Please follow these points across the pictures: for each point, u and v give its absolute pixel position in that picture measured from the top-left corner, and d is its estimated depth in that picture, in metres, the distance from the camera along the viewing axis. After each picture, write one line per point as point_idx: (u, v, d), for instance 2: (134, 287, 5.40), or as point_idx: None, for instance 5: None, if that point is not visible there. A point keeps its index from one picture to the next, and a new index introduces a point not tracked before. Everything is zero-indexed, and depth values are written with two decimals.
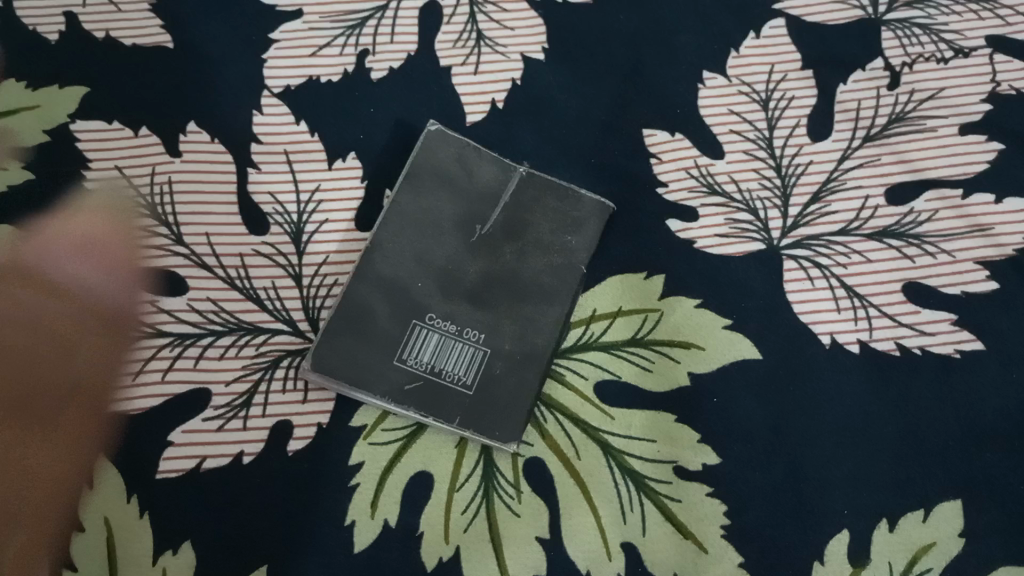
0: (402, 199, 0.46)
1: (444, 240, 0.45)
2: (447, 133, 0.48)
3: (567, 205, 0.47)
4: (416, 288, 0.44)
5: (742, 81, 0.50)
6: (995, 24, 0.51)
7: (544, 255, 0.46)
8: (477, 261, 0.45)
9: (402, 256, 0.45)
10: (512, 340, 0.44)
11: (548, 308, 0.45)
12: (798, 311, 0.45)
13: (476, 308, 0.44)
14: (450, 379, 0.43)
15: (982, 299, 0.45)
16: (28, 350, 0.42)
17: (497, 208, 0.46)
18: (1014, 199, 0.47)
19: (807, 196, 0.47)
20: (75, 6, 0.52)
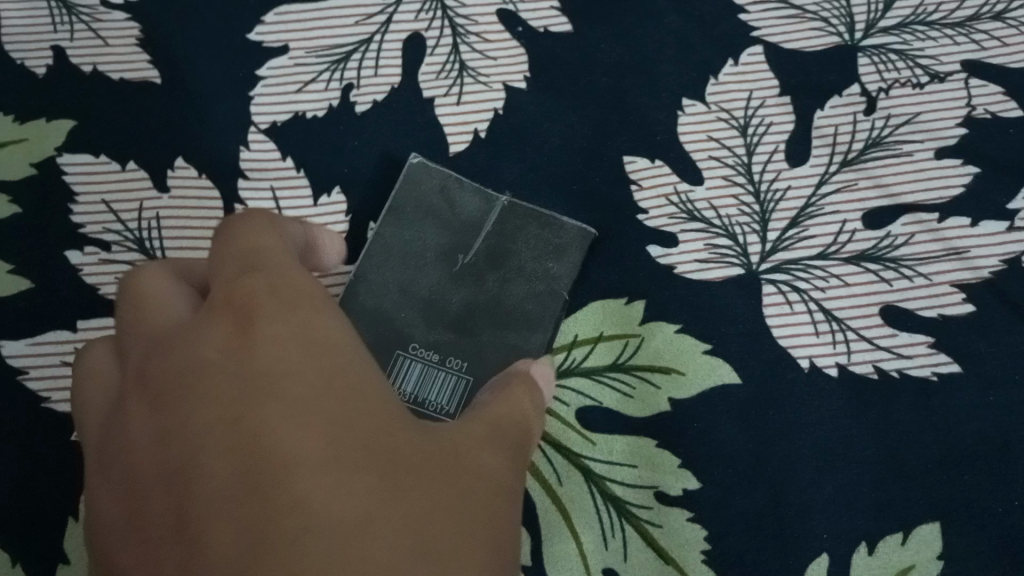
0: (386, 231, 0.47)
1: (427, 272, 0.46)
2: (429, 164, 0.48)
3: (549, 232, 0.47)
4: (399, 320, 0.46)
5: (721, 108, 0.51)
6: (970, 49, 0.51)
7: (527, 283, 0.46)
8: (460, 292, 0.46)
9: (386, 288, 0.46)
10: (496, 370, 0.45)
11: (530, 335, 0.45)
12: (777, 336, 0.45)
13: (458, 338, 0.45)
14: (433, 409, 0.44)
15: (959, 322, 0.45)
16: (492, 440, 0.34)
17: (479, 238, 0.47)
18: (989, 222, 0.47)
19: (786, 221, 0.48)
20: (63, 39, 0.51)
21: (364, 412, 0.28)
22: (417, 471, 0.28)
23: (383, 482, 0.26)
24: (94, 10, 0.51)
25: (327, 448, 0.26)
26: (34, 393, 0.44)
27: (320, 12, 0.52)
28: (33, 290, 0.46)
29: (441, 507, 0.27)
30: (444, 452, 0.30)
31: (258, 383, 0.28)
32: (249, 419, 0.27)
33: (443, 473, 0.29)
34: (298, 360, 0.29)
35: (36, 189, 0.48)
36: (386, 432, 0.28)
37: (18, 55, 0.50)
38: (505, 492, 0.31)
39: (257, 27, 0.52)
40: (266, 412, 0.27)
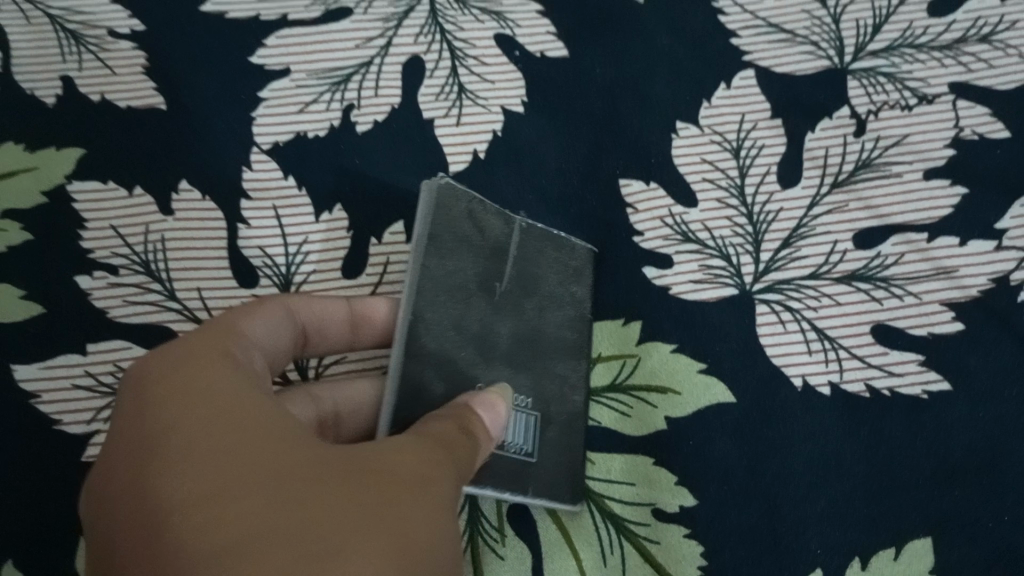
0: (430, 264, 0.41)
1: (474, 305, 0.43)
2: (454, 184, 0.43)
3: (566, 255, 0.47)
4: (461, 360, 0.41)
5: (714, 130, 0.52)
6: (957, 71, 0.52)
7: (563, 308, 0.46)
8: (505, 322, 0.44)
9: (441, 327, 0.41)
10: (556, 402, 0.44)
11: (574, 360, 0.45)
12: (771, 355, 0.47)
13: (515, 373, 0.43)
14: (514, 449, 0.42)
15: (947, 340, 0.46)
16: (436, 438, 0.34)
17: (508, 264, 0.44)
18: (977, 241, 0.48)
19: (778, 241, 0.49)
20: (71, 69, 0.52)
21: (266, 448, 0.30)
22: (316, 487, 0.29)
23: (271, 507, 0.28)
24: (102, 40, 0.53)
25: (216, 493, 0.28)
26: (43, 416, 0.45)
27: (322, 35, 0.54)
28: (44, 315, 0.47)
29: (362, 519, 0.28)
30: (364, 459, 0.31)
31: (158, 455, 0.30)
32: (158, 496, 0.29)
33: (360, 482, 0.30)
34: (207, 415, 0.31)
35: (45, 216, 0.49)
36: (283, 466, 0.30)
37: (27, 84, 0.52)
38: (435, 493, 0.31)
39: (260, 50, 0.53)
40: (168, 468, 0.29)
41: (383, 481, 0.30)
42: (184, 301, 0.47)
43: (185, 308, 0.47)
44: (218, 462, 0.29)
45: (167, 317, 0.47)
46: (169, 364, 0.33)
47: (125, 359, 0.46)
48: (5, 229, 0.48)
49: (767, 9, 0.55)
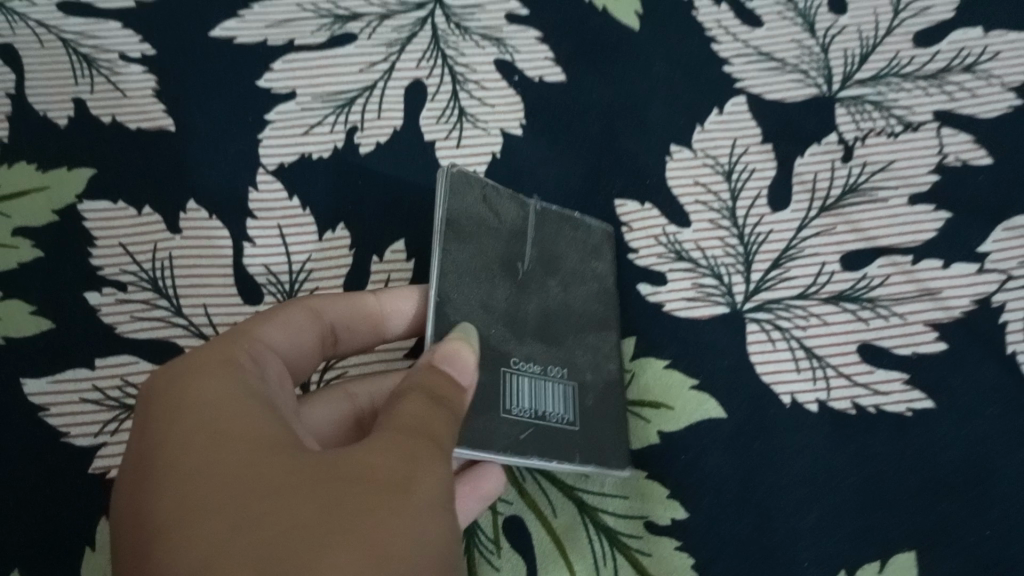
0: (450, 248, 0.44)
1: (498, 284, 0.45)
2: (466, 172, 0.46)
3: (584, 233, 0.50)
4: (490, 339, 0.43)
5: (707, 154, 0.54)
6: (941, 100, 0.54)
7: (586, 285, 0.48)
8: (532, 300, 0.46)
9: (469, 305, 0.43)
10: (591, 372, 0.46)
11: (603, 331, 0.47)
12: (761, 372, 0.48)
13: (548, 347, 0.45)
14: (556, 419, 0.43)
15: (931, 359, 0.48)
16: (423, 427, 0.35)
17: (528, 244, 0.47)
18: (961, 264, 0.50)
19: (768, 262, 0.51)
20: (84, 92, 0.54)
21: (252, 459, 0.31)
22: (290, 497, 0.29)
23: (249, 518, 0.29)
24: (114, 64, 0.54)
25: (201, 507, 0.30)
26: (51, 429, 0.46)
27: (326, 60, 0.55)
28: (53, 330, 0.48)
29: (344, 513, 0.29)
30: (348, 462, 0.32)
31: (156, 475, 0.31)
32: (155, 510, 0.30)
33: (345, 477, 0.31)
34: (201, 429, 0.33)
35: (56, 234, 0.50)
36: (271, 470, 0.31)
37: (40, 106, 0.53)
38: (420, 484, 0.32)
39: (266, 74, 0.55)
40: (161, 486, 0.31)
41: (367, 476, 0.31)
42: (190, 317, 0.49)
43: (191, 324, 0.49)
44: (209, 475, 0.31)
45: (173, 332, 0.48)
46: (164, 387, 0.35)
47: (131, 374, 0.48)
48: (17, 247, 0.50)
49: (759, 38, 0.57)
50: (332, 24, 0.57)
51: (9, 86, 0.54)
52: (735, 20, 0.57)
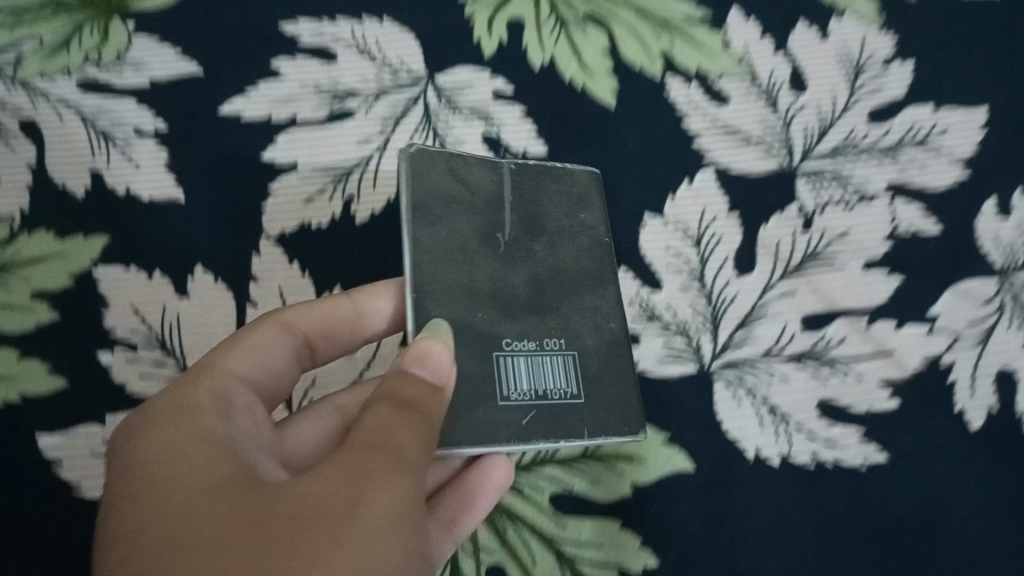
0: (421, 235, 0.45)
1: (481, 259, 0.46)
2: (427, 151, 0.48)
3: (565, 186, 0.50)
4: (478, 322, 0.44)
5: (678, 222, 0.58)
6: (894, 172, 0.59)
7: (575, 246, 0.49)
8: (520, 270, 0.46)
9: (452, 292, 0.44)
10: (591, 335, 0.46)
11: (596, 288, 0.48)
12: (727, 429, 0.51)
13: (545, 318, 0.46)
14: (557, 395, 0.44)
15: (886, 416, 0.52)
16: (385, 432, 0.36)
17: (507, 212, 0.48)
18: (913, 325, 0.54)
19: (735, 322, 0.54)
20: (100, 165, 0.58)
21: (213, 501, 0.34)
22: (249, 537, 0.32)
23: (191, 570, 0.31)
24: (129, 139, 0.59)
25: (159, 550, 0.33)
26: (63, 481, 0.50)
27: (326, 134, 0.60)
28: (68, 387, 0.52)
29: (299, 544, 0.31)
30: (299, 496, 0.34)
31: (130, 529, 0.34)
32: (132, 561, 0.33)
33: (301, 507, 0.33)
34: (171, 473, 0.36)
35: (71, 297, 0.54)
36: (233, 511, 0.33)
37: (59, 178, 0.57)
38: (378, 496, 0.34)
39: (269, 147, 0.59)
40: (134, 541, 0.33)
41: (325, 501, 0.33)
42: None
43: None
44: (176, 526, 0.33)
45: None
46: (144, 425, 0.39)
47: None
48: (34, 309, 0.54)
49: (725, 115, 0.61)
50: (332, 99, 0.61)
51: (31, 159, 0.58)
52: (704, 97, 0.62)
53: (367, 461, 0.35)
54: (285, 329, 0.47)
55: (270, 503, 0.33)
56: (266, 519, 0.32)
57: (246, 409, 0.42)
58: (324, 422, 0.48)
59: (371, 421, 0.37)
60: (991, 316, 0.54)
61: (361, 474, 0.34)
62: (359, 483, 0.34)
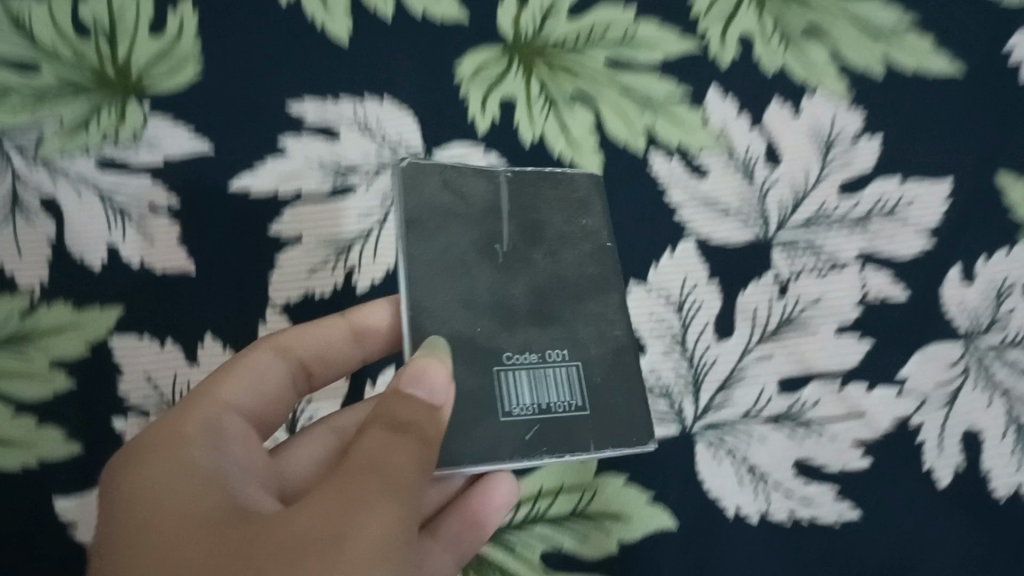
0: (416, 251, 0.48)
1: (478, 271, 0.49)
2: (420, 163, 0.50)
3: (565, 189, 0.52)
4: (478, 336, 0.47)
5: (661, 288, 0.61)
6: (864, 241, 0.63)
7: (578, 253, 0.51)
8: (520, 280, 0.49)
9: (452, 306, 0.48)
10: (594, 343, 0.49)
11: (597, 294, 0.50)
12: (708, 488, 0.55)
13: (546, 328, 0.48)
14: (560, 408, 0.47)
15: (857, 475, 0.56)
16: (377, 458, 0.40)
17: (505, 221, 0.50)
18: (883, 387, 0.58)
19: (716, 384, 0.58)
20: (116, 240, 0.62)
21: (214, 528, 0.39)
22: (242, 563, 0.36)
23: None
24: (144, 215, 0.63)
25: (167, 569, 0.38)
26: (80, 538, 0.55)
27: (329, 208, 0.64)
28: (83, 452, 0.56)
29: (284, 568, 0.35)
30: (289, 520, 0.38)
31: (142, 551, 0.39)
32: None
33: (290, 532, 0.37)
34: (178, 500, 0.41)
35: (87, 366, 0.58)
36: (230, 538, 0.38)
37: (77, 253, 0.61)
38: (365, 519, 0.37)
39: (275, 221, 0.63)
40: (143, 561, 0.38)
41: (314, 525, 0.37)
42: None
43: None
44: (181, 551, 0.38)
45: None
46: (155, 447, 0.44)
47: None
48: (51, 377, 0.58)
49: (705, 188, 0.65)
50: (334, 174, 0.65)
51: (51, 233, 0.62)
52: (685, 171, 0.66)
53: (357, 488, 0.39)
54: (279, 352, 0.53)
55: (266, 529, 0.38)
56: (260, 544, 0.37)
57: (235, 438, 0.48)
58: (319, 441, 0.54)
59: (365, 447, 0.41)
60: (955, 380, 0.58)
61: (350, 500, 0.38)
62: (347, 509, 0.38)
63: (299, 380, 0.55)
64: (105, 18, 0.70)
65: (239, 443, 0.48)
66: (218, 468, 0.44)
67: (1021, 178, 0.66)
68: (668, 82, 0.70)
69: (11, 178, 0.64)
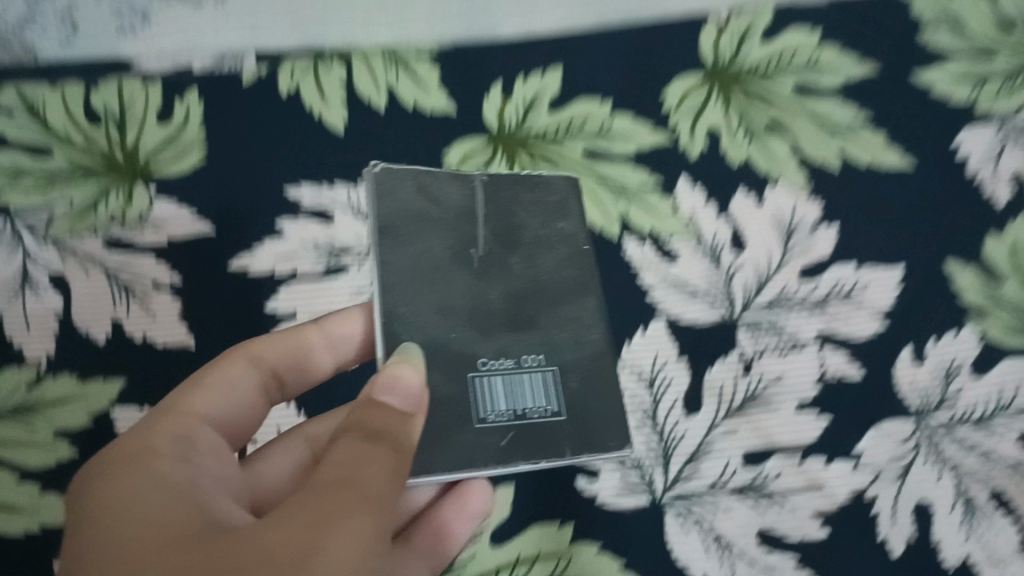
0: (391, 258, 0.54)
1: (453, 276, 0.54)
2: (396, 172, 0.57)
3: (539, 196, 0.58)
4: (452, 341, 0.53)
5: (633, 366, 0.65)
6: (822, 323, 0.67)
7: (552, 258, 0.57)
8: (494, 286, 0.55)
9: (427, 310, 0.53)
10: (570, 349, 0.54)
11: (571, 300, 0.56)
12: (676, 556, 0.60)
13: (520, 332, 0.53)
14: (534, 413, 0.51)
15: (815, 545, 0.60)
16: (351, 468, 0.43)
17: (479, 228, 0.56)
18: (840, 461, 0.62)
19: (684, 457, 0.62)
20: (121, 315, 0.66)
21: (189, 530, 0.41)
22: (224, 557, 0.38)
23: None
24: (147, 291, 0.67)
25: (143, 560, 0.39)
26: None
27: (325, 288, 0.68)
28: None
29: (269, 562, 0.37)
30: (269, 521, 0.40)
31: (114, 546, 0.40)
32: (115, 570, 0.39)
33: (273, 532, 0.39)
34: (151, 502, 0.43)
35: (89, 437, 0.61)
36: (207, 539, 0.40)
37: (84, 327, 0.65)
38: (343, 523, 0.40)
39: (272, 299, 0.67)
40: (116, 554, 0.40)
41: (298, 523, 0.40)
42: None
43: None
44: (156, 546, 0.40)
45: None
46: (129, 454, 0.46)
47: None
48: (54, 447, 0.61)
49: (675, 271, 0.70)
50: (328, 255, 0.69)
51: (58, 307, 0.66)
52: (656, 255, 0.71)
53: (336, 494, 0.42)
54: (252, 362, 0.57)
55: (247, 530, 0.40)
56: (242, 543, 0.39)
57: (212, 449, 0.51)
58: (293, 451, 0.59)
59: (339, 457, 0.44)
60: (907, 455, 0.62)
61: (331, 506, 0.41)
62: (326, 511, 0.40)
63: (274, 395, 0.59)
64: (116, 106, 0.76)
65: (213, 455, 0.51)
66: (190, 477, 0.46)
67: (968, 265, 0.71)
68: (641, 172, 0.76)
69: (23, 256, 0.68)
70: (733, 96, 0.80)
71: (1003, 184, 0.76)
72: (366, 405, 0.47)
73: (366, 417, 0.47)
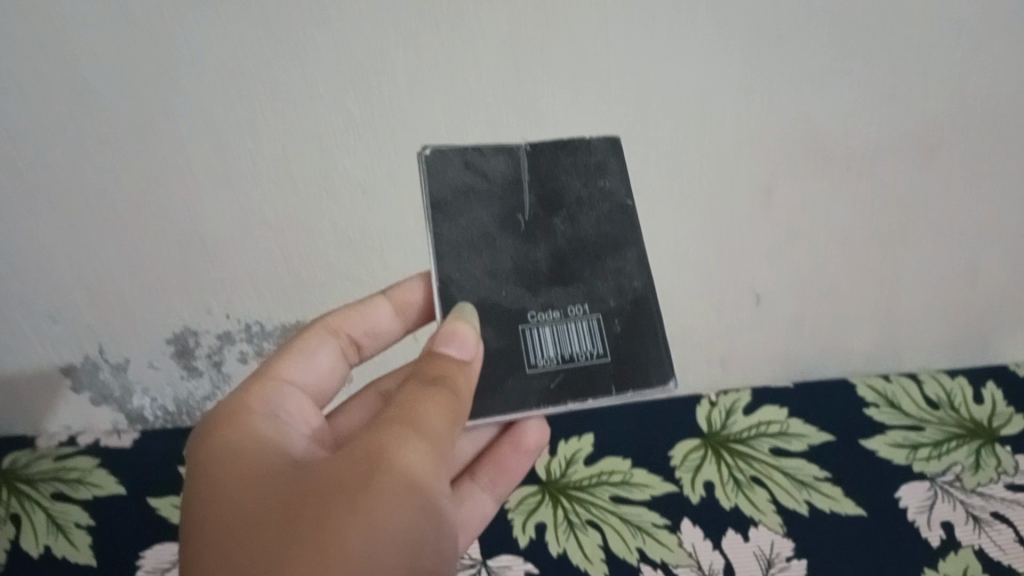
0: (444, 229, 0.69)
1: (500, 241, 0.69)
2: (442, 153, 0.71)
3: (582, 155, 0.72)
4: (506, 300, 0.68)
5: None
6: None
7: (593, 214, 0.71)
8: (540, 246, 0.70)
9: (481, 278, 0.69)
10: (610, 295, 0.69)
11: (613, 249, 0.70)
12: None
13: (565, 288, 0.69)
14: (579, 355, 0.68)
15: None
16: (410, 414, 0.59)
17: (524, 196, 0.70)
18: None
19: None
20: None
21: (283, 471, 0.59)
22: (303, 487, 0.56)
23: (264, 503, 0.56)
24: None
25: (245, 490, 0.57)
26: None
27: None
28: None
29: (336, 495, 0.55)
30: (343, 455, 0.58)
31: (227, 477, 0.59)
32: (227, 492, 0.58)
33: (339, 470, 0.57)
34: (257, 454, 0.61)
35: None
36: (293, 477, 0.58)
37: None
38: (394, 461, 0.57)
39: None
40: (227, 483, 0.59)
41: (360, 462, 0.57)
42: None
43: None
44: (256, 481, 0.58)
45: None
46: (241, 417, 0.65)
47: None
48: None
49: None
50: None
51: None
52: None
53: (394, 436, 0.58)
54: (332, 333, 0.77)
55: (324, 467, 0.58)
56: (316, 479, 0.56)
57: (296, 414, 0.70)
58: (368, 404, 0.81)
59: (403, 403, 0.61)
60: None
61: (387, 446, 0.57)
62: (382, 450, 0.57)
63: (353, 356, 0.79)
64: None
65: (299, 416, 0.70)
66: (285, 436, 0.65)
67: None
68: (654, 514, 1.01)
69: None
70: (724, 455, 1.08)
71: (937, 531, 0.98)
72: (428, 363, 0.63)
73: (430, 370, 0.62)
